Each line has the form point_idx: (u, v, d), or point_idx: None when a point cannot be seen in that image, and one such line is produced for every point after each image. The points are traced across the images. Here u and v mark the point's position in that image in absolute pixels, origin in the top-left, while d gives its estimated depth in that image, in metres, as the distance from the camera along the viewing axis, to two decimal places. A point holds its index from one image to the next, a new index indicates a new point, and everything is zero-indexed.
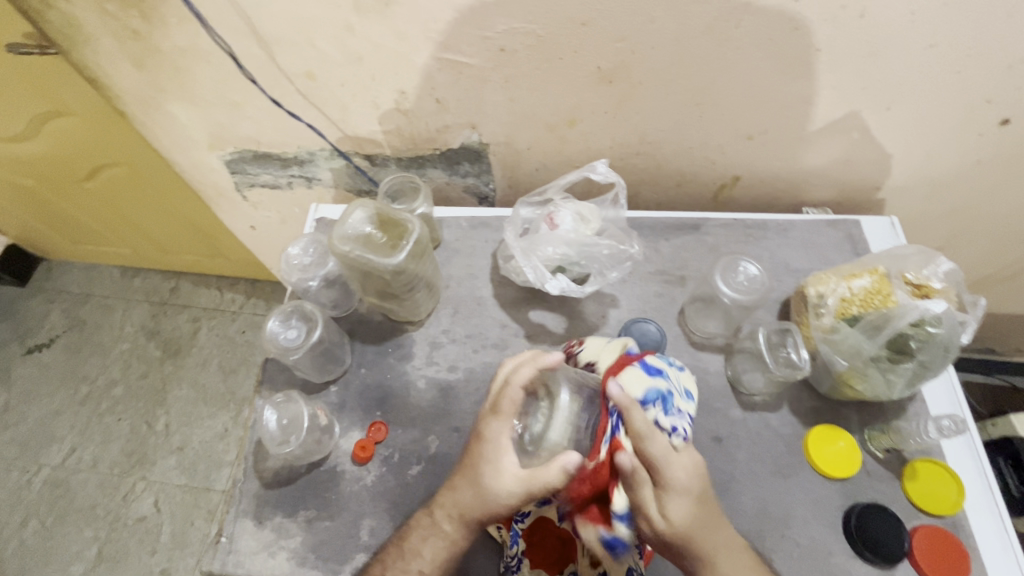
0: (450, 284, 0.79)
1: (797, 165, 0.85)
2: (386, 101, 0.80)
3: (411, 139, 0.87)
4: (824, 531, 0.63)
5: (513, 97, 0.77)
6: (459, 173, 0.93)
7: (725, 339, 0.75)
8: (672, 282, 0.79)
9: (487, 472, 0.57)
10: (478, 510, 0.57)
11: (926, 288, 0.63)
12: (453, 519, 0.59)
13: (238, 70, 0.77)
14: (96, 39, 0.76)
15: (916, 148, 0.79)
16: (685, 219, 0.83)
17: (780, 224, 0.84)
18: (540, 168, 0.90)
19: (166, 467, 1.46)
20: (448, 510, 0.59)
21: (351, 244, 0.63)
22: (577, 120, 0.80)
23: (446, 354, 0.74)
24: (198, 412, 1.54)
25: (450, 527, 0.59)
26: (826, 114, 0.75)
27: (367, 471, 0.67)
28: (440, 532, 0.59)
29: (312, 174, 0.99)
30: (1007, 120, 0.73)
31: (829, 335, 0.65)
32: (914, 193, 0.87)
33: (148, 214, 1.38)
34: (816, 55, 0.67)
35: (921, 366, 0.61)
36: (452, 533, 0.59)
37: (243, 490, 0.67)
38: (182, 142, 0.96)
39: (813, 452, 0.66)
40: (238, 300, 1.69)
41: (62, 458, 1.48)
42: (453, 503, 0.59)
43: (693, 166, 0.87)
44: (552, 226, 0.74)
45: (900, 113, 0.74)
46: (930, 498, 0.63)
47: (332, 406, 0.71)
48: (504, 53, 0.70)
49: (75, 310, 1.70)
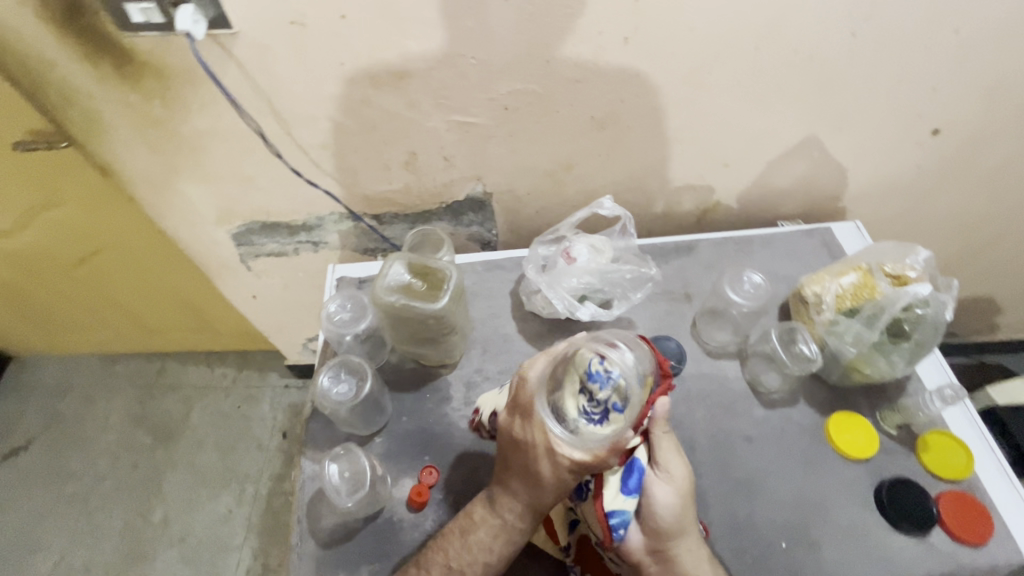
0: (475, 325, 0.83)
1: (769, 185, 0.95)
2: (396, 163, 0.86)
3: (419, 195, 0.93)
4: (859, 509, 0.68)
5: (516, 148, 0.84)
6: (464, 222, 0.99)
7: (738, 346, 0.81)
8: (679, 299, 0.86)
9: (514, 476, 0.59)
10: (539, 496, 0.58)
11: (904, 277, 0.71)
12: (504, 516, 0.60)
13: (265, 145, 0.81)
14: (115, 130, 0.79)
15: (865, 162, 0.91)
16: (679, 242, 0.91)
17: (762, 238, 0.92)
18: (540, 210, 0.98)
19: (168, 561, 1.38)
20: (509, 509, 0.60)
21: (395, 294, 0.66)
22: (572, 165, 0.88)
23: (483, 392, 0.77)
24: (198, 496, 1.47)
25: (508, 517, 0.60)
26: (789, 139, 0.86)
27: (424, 516, 0.68)
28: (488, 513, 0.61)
29: (320, 238, 1.03)
30: (938, 131, 0.85)
31: (831, 328, 0.72)
32: (870, 200, 0.99)
33: (139, 295, 1.36)
34: (776, 91, 0.78)
35: (917, 345, 0.68)
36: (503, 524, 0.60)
37: (300, 553, 0.66)
38: (190, 221, 0.98)
39: (835, 437, 0.72)
40: (230, 374, 1.65)
41: (49, 569, 1.37)
42: (514, 500, 0.59)
43: (678, 195, 0.96)
44: (570, 259, 0.79)
45: (850, 133, 0.86)
46: (944, 464, 0.70)
47: (379, 456, 0.72)
48: (508, 111, 0.78)
49: (53, 406, 1.62)
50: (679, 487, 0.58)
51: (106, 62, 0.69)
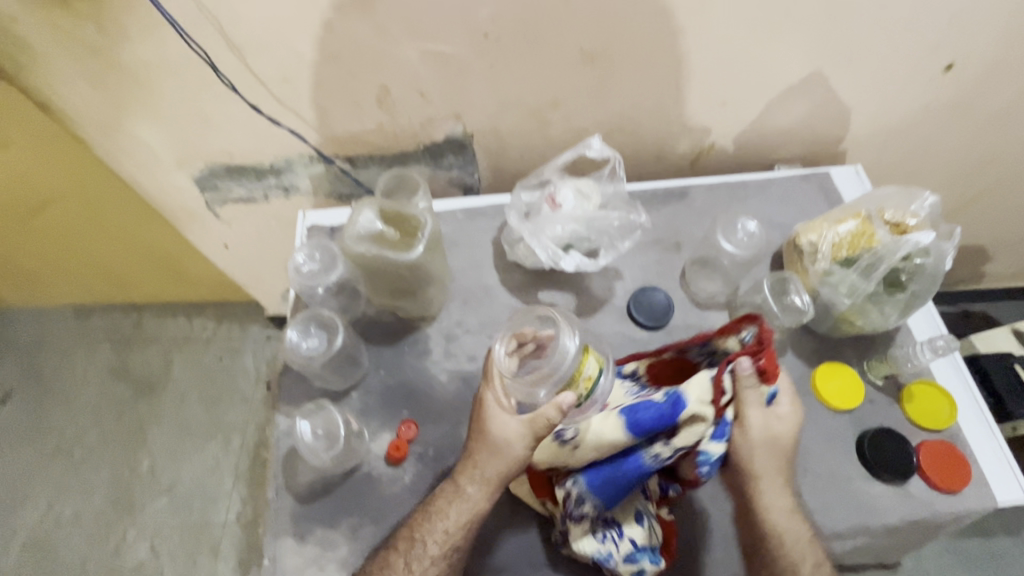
0: (455, 276, 0.79)
1: (768, 127, 0.89)
2: (367, 99, 0.78)
3: (394, 136, 0.86)
4: (841, 459, 0.68)
5: (498, 83, 0.77)
6: (444, 166, 0.93)
7: (727, 297, 0.78)
8: (669, 248, 0.82)
9: (480, 447, 0.59)
10: (501, 465, 0.58)
11: (904, 224, 0.68)
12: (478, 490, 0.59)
13: (216, 77, 0.73)
14: (48, 60, 0.70)
15: (871, 101, 0.85)
16: (671, 187, 0.86)
17: (758, 182, 0.88)
18: (525, 153, 0.91)
19: (158, 509, 1.39)
20: (471, 477, 0.59)
21: (366, 244, 0.61)
22: (559, 102, 0.82)
23: (464, 345, 0.75)
24: (184, 446, 1.47)
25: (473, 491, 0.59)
26: (793, 74, 0.80)
27: (404, 470, 0.67)
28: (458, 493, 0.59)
29: (290, 183, 0.97)
30: (950, 66, 0.80)
31: (825, 279, 0.69)
32: (872, 142, 0.94)
33: (105, 245, 1.29)
34: (782, 19, 0.71)
35: (912, 296, 0.66)
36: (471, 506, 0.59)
37: (278, 509, 0.65)
38: (147, 164, 0.91)
39: (821, 388, 0.71)
40: (210, 326, 1.62)
41: (39, 518, 1.38)
42: (478, 473, 0.59)
43: (671, 137, 0.90)
44: (554, 206, 0.74)
45: (858, 68, 0.79)
46: (927, 414, 0.70)
47: (356, 412, 0.70)
48: (488, 40, 0.71)
49: (28, 359, 1.58)
50: (758, 437, 0.58)
51: None
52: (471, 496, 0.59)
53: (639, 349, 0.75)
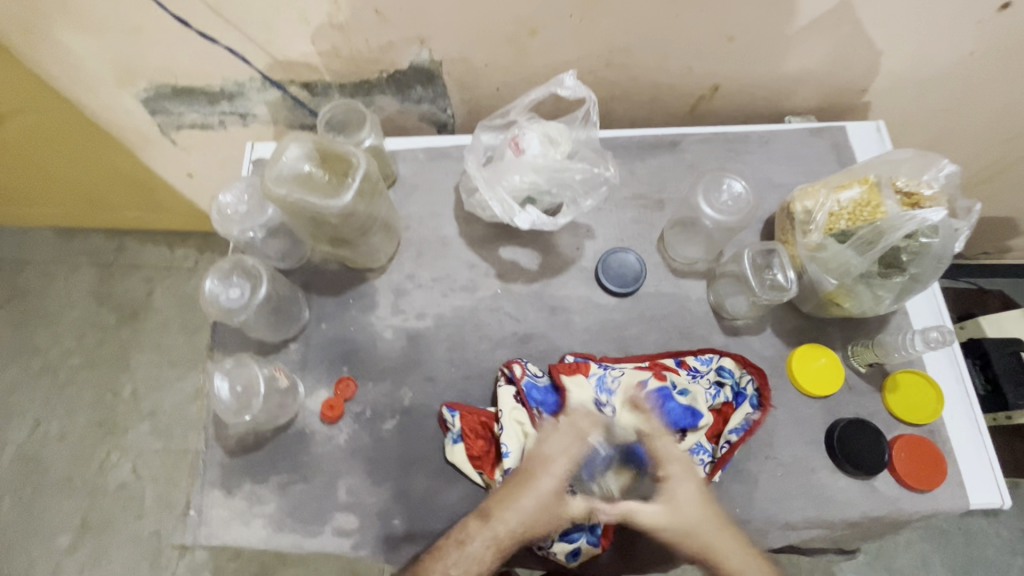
0: (410, 225, 0.72)
1: (782, 70, 0.77)
2: (316, 15, 0.68)
3: (352, 61, 0.76)
4: (806, 449, 0.63)
5: (465, 2, 0.66)
6: (412, 99, 0.83)
7: (708, 264, 0.70)
8: (651, 206, 0.73)
9: (533, 498, 0.53)
10: (547, 522, 0.53)
11: (917, 196, 0.59)
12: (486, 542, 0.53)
13: None
14: None
15: (907, 44, 0.72)
16: (661, 135, 0.76)
17: (761, 135, 0.77)
18: (501, 88, 0.81)
19: (140, 433, 1.42)
20: (511, 526, 0.53)
21: (290, 186, 0.54)
22: (538, 29, 0.70)
23: (414, 301, 0.69)
24: (165, 375, 1.48)
25: (490, 551, 0.53)
26: (816, 6, 0.67)
27: (339, 430, 0.63)
28: (473, 548, 0.53)
29: (245, 109, 0.88)
30: (1008, 4, 0.66)
31: (815, 253, 0.61)
32: (902, 94, 0.82)
33: (70, 167, 1.23)
34: None
35: (911, 280, 0.58)
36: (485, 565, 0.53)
37: (206, 461, 0.62)
38: (86, 80, 0.82)
39: (796, 372, 0.65)
40: (191, 256, 1.58)
41: (27, 434, 1.42)
42: (510, 534, 0.53)
43: (669, 76, 0.79)
44: (518, 151, 0.66)
45: (896, 2, 0.66)
46: (910, 408, 0.64)
47: (293, 365, 0.66)
48: None
49: (12, 279, 1.57)
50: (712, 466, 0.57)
51: None
52: (507, 539, 0.53)
53: (603, 316, 0.69)
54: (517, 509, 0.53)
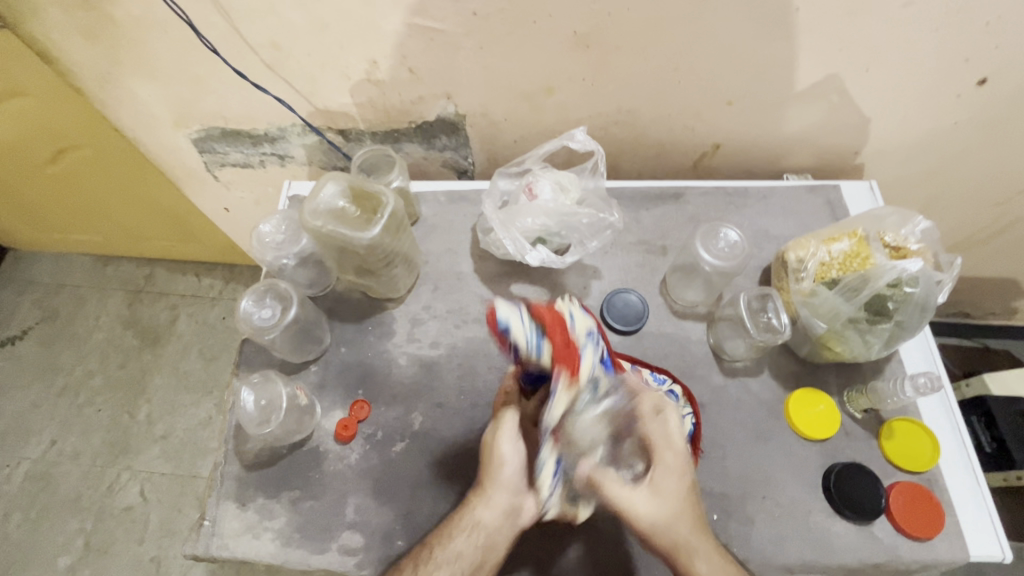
0: (429, 260, 0.78)
1: (777, 133, 0.84)
2: (356, 72, 0.77)
3: (385, 112, 0.85)
4: (804, 491, 0.65)
5: (488, 65, 0.75)
6: (436, 147, 0.91)
7: (707, 308, 0.74)
8: (654, 252, 0.78)
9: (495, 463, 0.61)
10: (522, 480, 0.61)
11: (903, 249, 0.63)
12: (491, 506, 0.59)
13: (198, 40, 0.73)
14: (44, 10, 0.71)
15: (893, 112, 0.79)
16: (665, 188, 0.82)
17: (760, 190, 0.83)
18: (519, 140, 0.89)
19: (151, 456, 1.44)
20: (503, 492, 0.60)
21: (325, 219, 0.61)
22: (553, 89, 0.78)
23: (428, 331, 0.73)
24: (180, 399, 1.51)
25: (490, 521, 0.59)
26: (804, 78, 0.74)
27: (350, 450, 0.66)
28: (472, 522, 0.59)
29: (284, 151, 0.96)
30: (984, 80, 0.72)
31: (808, 299, 0.65)
32: (893, 157, 0.87)
33: (116, 198, 1.33)
34: (793, 16, 0.65)
35: (897, 327, 0.62)
36: (488, 537, 0.58)
37: (224, 473, 0.65)
38: (146, 121, 0.92)
39: (793, 414, 0.67)
40: (217, 286, 1.66)
41: (42, 451, 1.45)
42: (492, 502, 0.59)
43: (673, 135, 0.85)
44: (531, 196, 0.72)
45: (879, 76, 0.73)
46: (906, 455, 0.65)
47: (312, 386, 0.70)
48: (476, 18, 0.68)
49: (47, 300, 1.66)
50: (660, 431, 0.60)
51: None
52: (495, 530, 0.59)
53: None
54: (495, 485, 0.60)
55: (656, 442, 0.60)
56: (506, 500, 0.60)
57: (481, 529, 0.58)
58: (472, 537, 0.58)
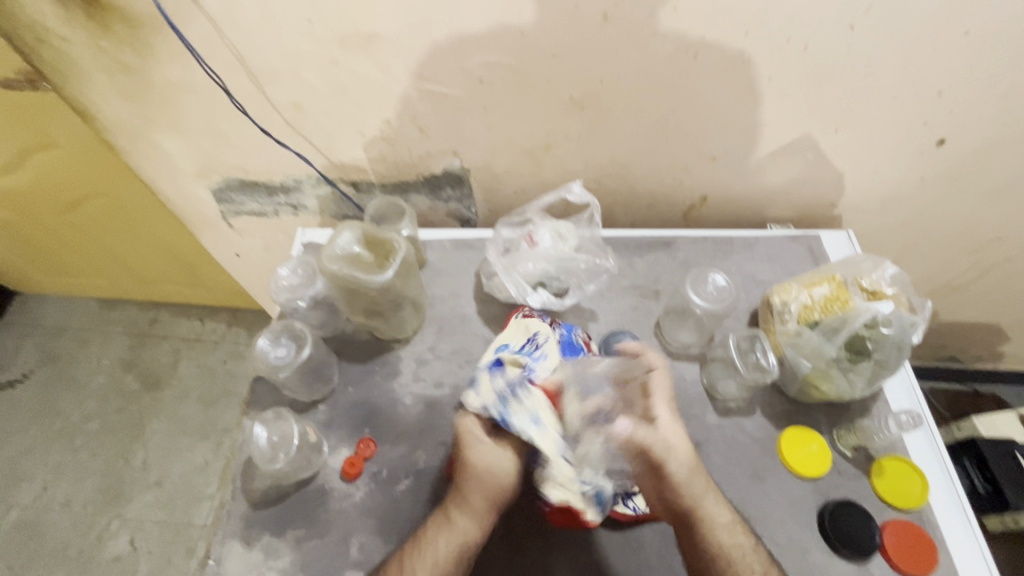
0: (434, 303, 0.82)
1: (759, 186, 0.90)
2: (370, 130, 0.84)
3: (395, 166, 0.91)
4: (800, 529, 0.66)
5: (492, 124, 0.82)
6: (442, 198, 0.97)
7: (700, 349, 0.78)
8: (648, 296, 0.83)
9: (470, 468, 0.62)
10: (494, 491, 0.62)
11: (881, 293, 0.67)
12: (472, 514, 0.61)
13: (229, 100, 0.80)
14: (88, 74, 0.78)
15: (864, 167, 0.86)
16: (657, 236, 0.87)
17: (745, 239, 0.88)
18: (519, 192, 0.95)
19: (143, 503, 1.42)
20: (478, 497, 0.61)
21: (340, 262, 0.65)
22: (552, 146, 0.85)
23: (433, 371, 0.76)
24: (177, 444, 1.51)
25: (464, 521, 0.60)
26: (780, 137, 0.81)
27: (356, 488, 0.68)
28: (450, 525, 0.60)
29: (298, 201, 1.02)
30: (943, 140, 0.80)
31: (793, 340, 0.69)
32: (869, 209, 0.94)
33: (129, 244, 1.38)
34: (766, 84, 0.73)
35: (878, 365, 0.66)
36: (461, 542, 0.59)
37: (230, 511, 0.67)
38: (170, 173, 0.98)
39: (786, 452, 0.70)
40: (220, 329, 1.68)
41: (32, 498, 1.43)
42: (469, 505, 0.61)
43: (663, 187, 0.92)
44: (532, 244, 0.79)
45: (848, 136, 0.80)
46: (897, 492, 0.67)
47: (319, 424, 0.72)
48: (482, 83, 0.75)
49: (49, 344, 1.67)
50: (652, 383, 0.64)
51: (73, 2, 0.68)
52: (471, 541, 0.60)
53: None
54: (473, 489, 0.61)
55: (656, 390, 0.63)
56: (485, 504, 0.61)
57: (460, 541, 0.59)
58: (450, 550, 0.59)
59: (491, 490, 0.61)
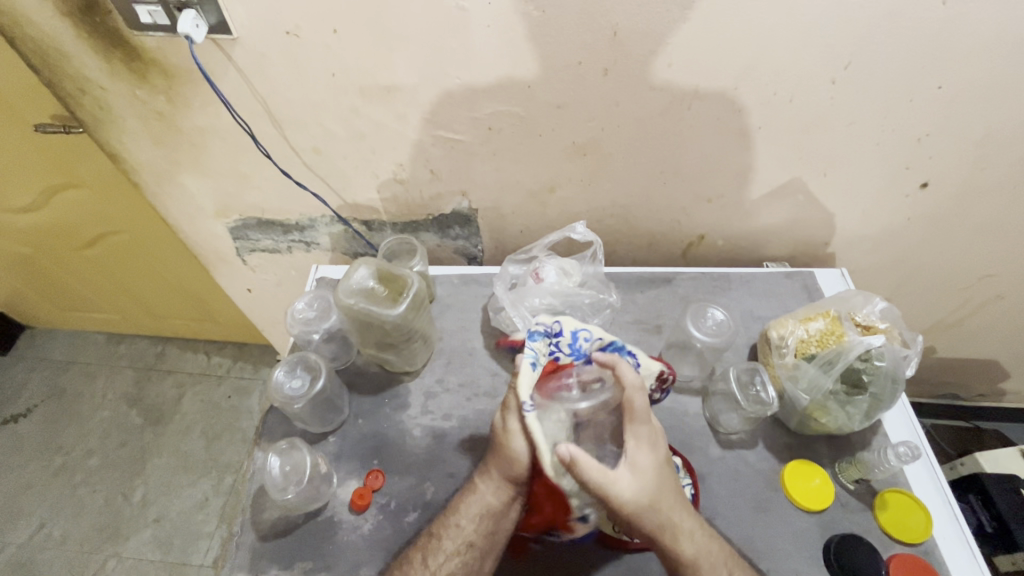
0: (443, 336, 0.84)
1: (754, 226, 0.95)
2: (384, 173, 0.89)
3: (406, 206, 0.96)
4: (806, 564, 0.66)
5: (499, 168, 0.87)
6: (449, 236, 1.01)
7: (701, 382, 0.80)
8: (649, 330, 0.85)
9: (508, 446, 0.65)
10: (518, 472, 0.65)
11: (874, 327, 0.71)
12: (495, 487, 0.65)
13: (254, 145, 0.86)
14: (124, 120, 0.84)
15: (853, 209, 0.90)
16: (657, 273, 0.91)
17: (743, 276, 0.92)
18: (525, 230, 0.99)
19: (141, 541, 1.40)
20: (504, 472, 0.65)
21: (356, 297, 0.69)
22: (556, 188, 0.90)
23: (441, 403, 0.78)
24: (178, 480, 1.49)
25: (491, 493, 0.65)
26: (772, 180, 0.86)
27: (364, 519, 0.68)
28: (477, 492, 0.66)
29: (311, 239, 1.06)
30: (926, 183, 0.84)
31: (792, 372, 0.71)
32: (860, 248, 0.98)
33: (143, 280, 1.42)
34: (756, 132, 0.78)
35: (874, 398, 0.67)
36: (485, 513, 0.64)
37: (239, 542, 0.67)
38: (191, 211, 1.03)
39: (789, 485, 0.71)
40: (226, 364, 1.70)
41: (28, 535, 1.41)
42: (498, 477, 0.65)
43: (662, 227, 0.96)
44: (538, 279, 0.82)
45: (836, 179, 0.85)
46: (900, 526, 0.68)
47: (329, 455, 0.73)
48: (491, 130, 0.80)
49: (56, 378, 1.68)
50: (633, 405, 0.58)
51: (117, 57, 0.74)
52: (500, 513, 0.65)
53: None
54: (496, 463, 0.66)
55: (638, 419, 0.58)
56: (505, 481, 0.65)
57: (487, 510, 0.64)
58: (480, 519, 0.64)
59: (512, 470, 0.65)
